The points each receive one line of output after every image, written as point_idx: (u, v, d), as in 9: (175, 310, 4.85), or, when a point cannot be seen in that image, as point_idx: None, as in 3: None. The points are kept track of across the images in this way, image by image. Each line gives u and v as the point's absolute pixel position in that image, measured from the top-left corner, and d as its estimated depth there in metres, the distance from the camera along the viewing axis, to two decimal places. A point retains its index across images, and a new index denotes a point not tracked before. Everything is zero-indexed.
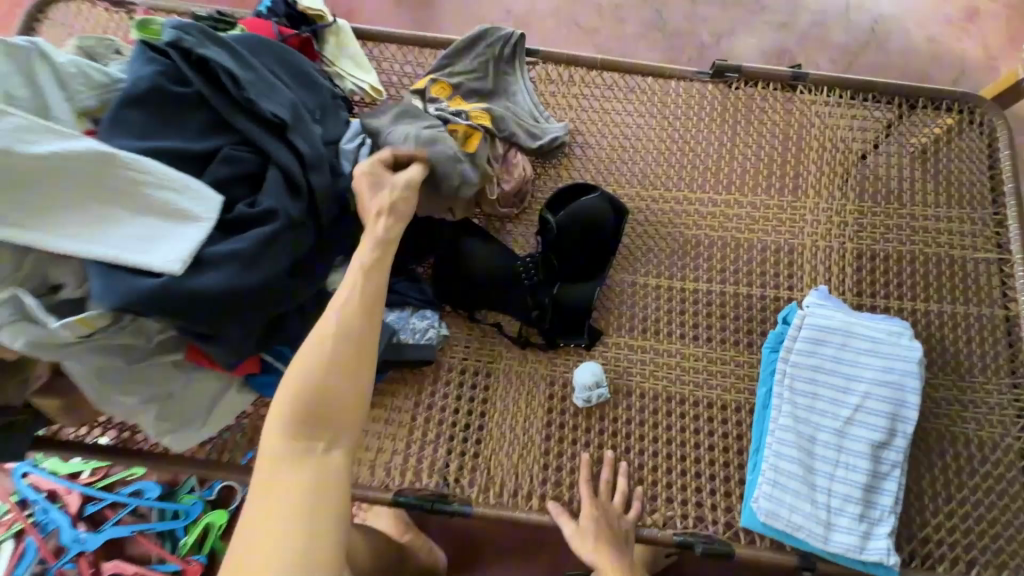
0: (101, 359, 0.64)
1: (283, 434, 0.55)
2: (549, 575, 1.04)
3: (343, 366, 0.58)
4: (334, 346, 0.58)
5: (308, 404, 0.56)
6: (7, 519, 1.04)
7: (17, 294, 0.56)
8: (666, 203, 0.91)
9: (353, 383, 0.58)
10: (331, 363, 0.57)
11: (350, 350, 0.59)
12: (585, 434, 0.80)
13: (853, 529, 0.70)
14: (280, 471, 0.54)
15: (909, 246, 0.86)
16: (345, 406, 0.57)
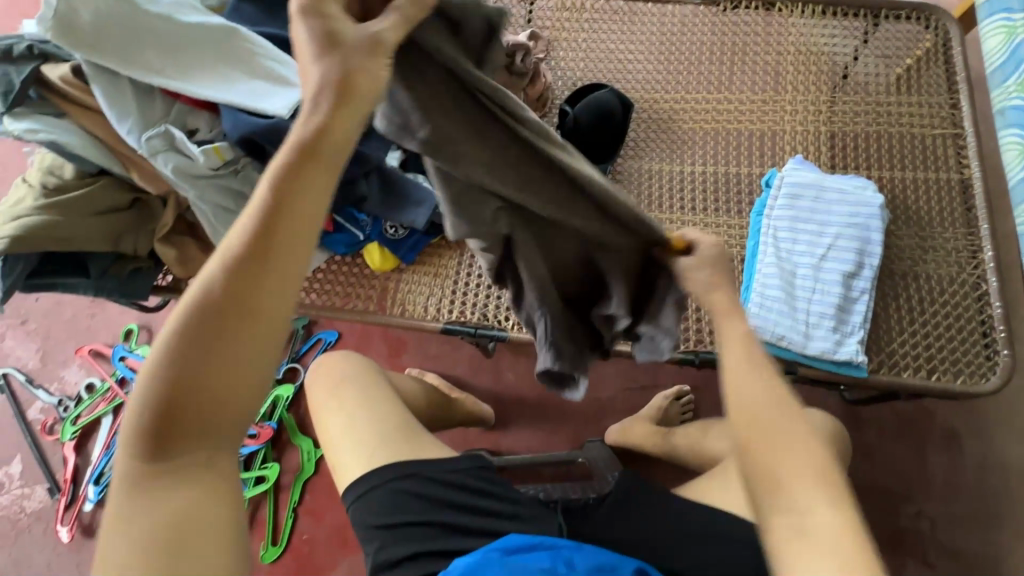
0: (217, 197, 0.79)
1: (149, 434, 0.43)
2: (573, 439, 1.18)
3: (235, 325, 0.43)
4: (230, 297, 0.43)
5: (190, 374, 0.43)
6: (109, 395, 1.22)
7: (169, 128, 0.74)
8: (666, 102, 1.08)
9: (253, 345, 0.44)
10: (221, 320, 0.43)
11: (252, 307, 0.44)
12: None
13: (829, 337, 0.84)
14: (154, 479, 0.43)
15: (875, 127, 1.01)
16: (243, 381, 0.44)
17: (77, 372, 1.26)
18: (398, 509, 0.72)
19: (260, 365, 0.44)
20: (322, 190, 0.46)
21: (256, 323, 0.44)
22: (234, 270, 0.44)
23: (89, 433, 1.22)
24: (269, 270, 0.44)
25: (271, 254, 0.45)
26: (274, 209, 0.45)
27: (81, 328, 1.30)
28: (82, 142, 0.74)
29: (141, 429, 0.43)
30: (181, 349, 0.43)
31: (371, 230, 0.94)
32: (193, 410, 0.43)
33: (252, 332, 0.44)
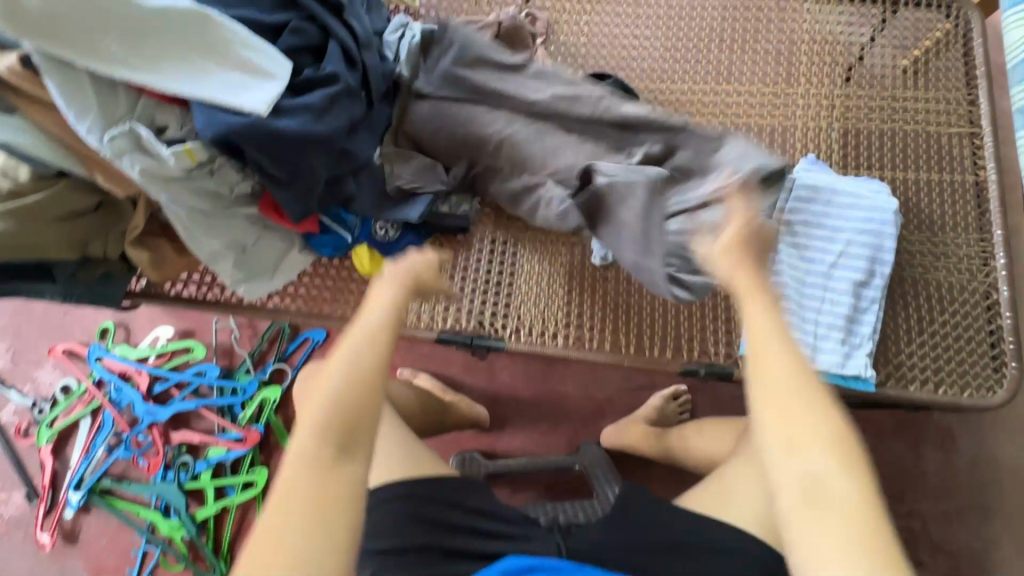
0: (192, 200, 0.75)
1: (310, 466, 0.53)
2: (569, 439, 1.17)
3: (354, 419, 0.56)
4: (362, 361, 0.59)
5: (295, 485, 0.52)
6: (85, 397, 1.17)
7: (134, 125, 0.67)
8: (672, 93, 1.01)
9: (366, 391, 0.58)
10: (346, 412, 0.56)
11: (355, 395, 0.57)
12: (602, 286, 0.92)
13: (836, 350, 0.81)
14: (293, 508, 0.51)
15: (891, 123, 0.96)
16: (353, 424, 0.56)
17: (51, 372, 1.20)
18: (389, 530, 0.68)
19: (359, 452, 0.55)
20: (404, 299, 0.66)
21: (365, 417, 0.56)
22: (341, 370, 0.58)
23: (67, 436, 1.17)
24: (366, 360, 0.59)
25: (369, 352, 0.60)
26: (381, 324, 0.62)
27: (53, 325, 1.23)
28: (37, 142, 0.68)
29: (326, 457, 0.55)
30: (304, 453, 0.54)
31: (360, 231, 0.90)
32: (305, 510, 0.52)
33: (361, 422, 0.56)
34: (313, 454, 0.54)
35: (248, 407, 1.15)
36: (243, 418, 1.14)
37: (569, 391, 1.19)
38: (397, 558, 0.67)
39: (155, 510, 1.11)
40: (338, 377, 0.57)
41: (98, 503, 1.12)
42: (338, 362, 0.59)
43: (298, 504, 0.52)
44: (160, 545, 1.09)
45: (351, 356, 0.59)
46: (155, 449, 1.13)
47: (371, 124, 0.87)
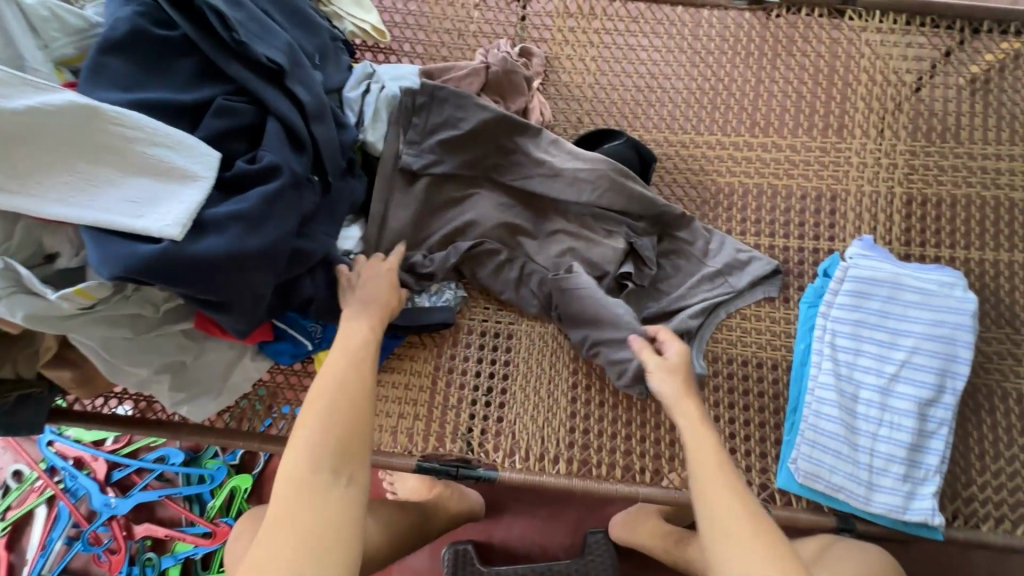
0: (104, 331, 0.61)
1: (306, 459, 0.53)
2: (574, 530, 1.04)
3: (345, 424, 0.56)
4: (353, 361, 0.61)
5: (289, 479, 0.51)
6: (39, 485, 1.06)
7: (10, 264, 0.52)
8: (697, 148, 0.84)
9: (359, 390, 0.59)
10: (336, 421, 0.56)
11: (343, 405, 0.57)
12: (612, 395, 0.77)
13: (896, 489, 0.67)
14: (301, 498, 0.51)
15: (966, 187, 0.78)
16: (349, 422, 0.56)
17: (1, 455, 1.09)
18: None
19: (355, 458, 0.55)
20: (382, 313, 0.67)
21: (358, 427, 0.56)
22: (329, 384, 0.58)
23: (22, 527, 1.06)
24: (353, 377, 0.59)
25: (354, 372, 0.60)
26: (364, 344, 0.63)
27: None
28: None
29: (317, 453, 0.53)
30: (302, 466, 0.52)
31: (324, 336, 0.75)
32: (303, 514, 0.49)
33: (353, 433, 0.56)
34: (308, 462, 0.52)
35: (217, 496, 1.04)
36: (212, 509, 1.03)
37: None
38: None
39: None
40: (325, 395, 0.57)
41: None
42: (327, 377, 0.59)
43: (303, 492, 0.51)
44: None
45: (337, 372, 0.59)
46: (117, 545, 1.02)
47: (330, 210, 0.71)
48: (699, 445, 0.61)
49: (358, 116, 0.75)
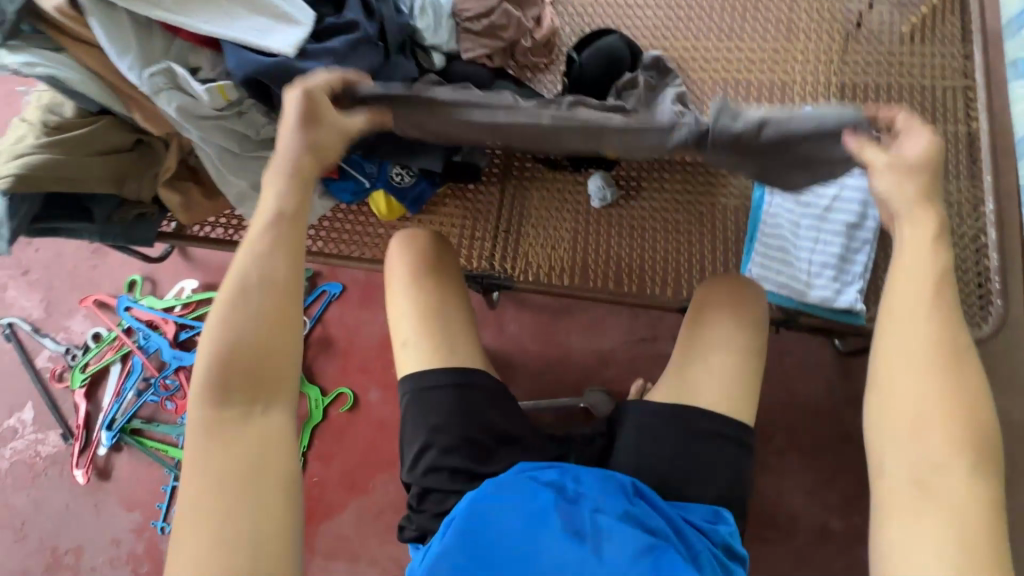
0: (221, 138, 0.80)
1: (208, 382, 0.53)
2: (575, 390, 1.21)
3: (254, 351, 0.54)
4: (244, 284, 0.55)
5: (194, 456, 0.52)
6: (115, 343, 1.24)
7: (171, 65, 0.73)
8: (676, 50, 1.05)
9: (270, 330, 0.55)
10: (239, 359, 0.54)
11: (246, 331, 0.54)
12: (605, 233, 0.98)
13: (828, 287, 0.86)
14: (222, 429, 0.53)
15: (887, 77, 1.00)
16: (260, 350, 0.54)
17: (83, 321, 1.27)
18: (438, 413, 0.73)
19: (273, 390, 0.55)
20: (287, 261, 0.56)
21: (275, 337, 0.55)
22: (242, 310, 0.54)
23: (98, 381, 1.24)
24: (269, 297, 0.55)
25: (268, 291, 0.55)
26: (274, 267, 0.56)
27: (84, 279, 1.30)
28: (83, 79, 0.73)
29: (213, 378, 0.53)
30: (204, 408, 0.53)
31: (377, 178, 0.92)
32: (230, 455, 0.52)
33: (275, 360, 0.55)
34: (204, 401, 0.53)
35: None
36: None
37: (574, 344, 1.23)
38: (438, 449, 0.71)
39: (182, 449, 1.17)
40: (235, 326, 0.54)
41: (129, 441, 1.19)
42: (229, 326, 0.54)
43: (227, 414, 0.53)
44: None
45: (238, 318, 0.54)
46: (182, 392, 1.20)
47: None
48: (909, 291, 0.54)
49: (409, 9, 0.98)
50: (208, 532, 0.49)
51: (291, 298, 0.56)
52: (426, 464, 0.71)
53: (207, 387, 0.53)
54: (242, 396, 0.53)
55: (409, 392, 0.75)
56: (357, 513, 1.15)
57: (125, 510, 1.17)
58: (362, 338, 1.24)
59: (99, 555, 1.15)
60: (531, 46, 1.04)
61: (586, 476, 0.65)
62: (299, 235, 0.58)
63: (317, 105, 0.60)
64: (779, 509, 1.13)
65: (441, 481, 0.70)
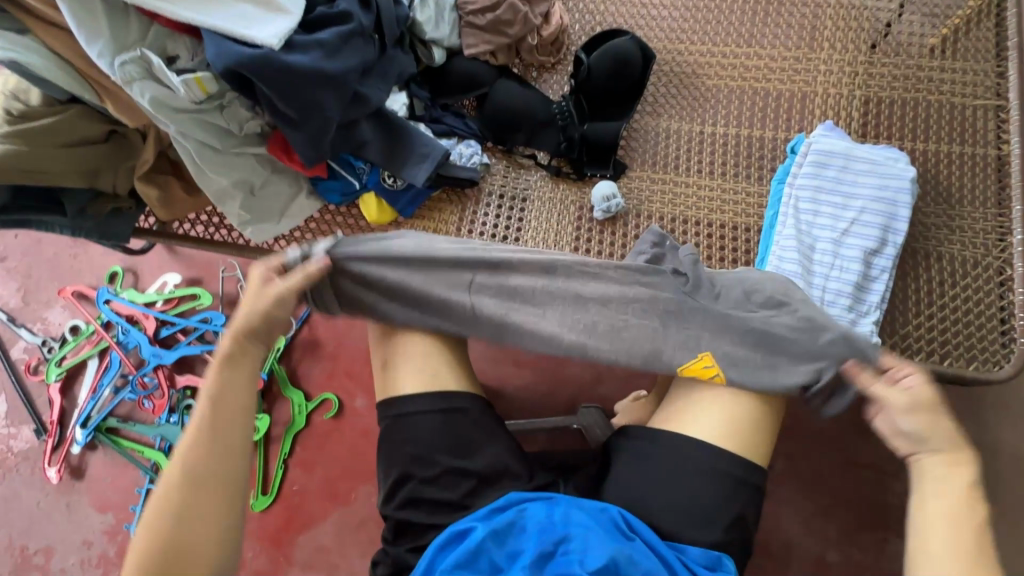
0: (199, 132, 0.75)
1: None
2: (570, 406, 1.15)
3: (191, 553, 0.52)
4: (179, 476, 0.54)
5: None
6: (94, 338, 1.19)
7: (145, 53, 0.68)
8: (691, 54, 0.99)
9: (205, 505, 0.54)
10: (168, 550, 0.52)
11: (189, 533, 0.53)
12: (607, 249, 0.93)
13: (843, 316, 0.81)
14: None
15: (914, 93, 0.94)
16: (205, 506, 0.54)
17: (61, 312, 1.23)
18: (415, 440, 0.63)
19: (198, 572, 0.52)
20: (251, 385, 0.61)
21: (205, 547, 0.53)
22: (197, 510, 0.54)
23: (75, 375, 1.19)
24: (213, 460, 0.56)
25: (217, 449, 0.56)
26: (199, 457, 0.56)
27: (64, 268, 1.25)
28: (48, 64, 0.67)
29: (145, 560, 0.51)
30: None
31: (369, 178, 0.88)
32: None
33: (197, 555, 0.52)
34: (142, 559, 0.51)
35: None
36: None
37: (569, 356, 1.18)
38: (418, 480, 0.62)
39: (159, 451, 1.13)
40: (160, 532, 0.52)
41: (104, 440, 1.14)
42: (170, 482, 0.54)
43: None
44: None
45: (199, 447, 0.56)
46: (160, 392, 1.15)
47: (383, 69, 0.85)
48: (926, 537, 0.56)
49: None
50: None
51: (248, 418, 0.59)
52: (402, 497, 0.62)
53: (140, 568, 0.51)
54: (175, 545, 0.52)
55: (390, 416, 0.66)
56: (338, 522, 1.11)
57: (98, 511, 1.13)
58: (351, 342, 1.19)
59: (69, 556, 1.11)
60: (537, 44, 0.98)
61: (577, 516, 0.57)
62: (232, 420, 0.58)
63: (206, 456, 0.56)
64: (775, 538, 1.08)
65: (420, 514, 0.61)
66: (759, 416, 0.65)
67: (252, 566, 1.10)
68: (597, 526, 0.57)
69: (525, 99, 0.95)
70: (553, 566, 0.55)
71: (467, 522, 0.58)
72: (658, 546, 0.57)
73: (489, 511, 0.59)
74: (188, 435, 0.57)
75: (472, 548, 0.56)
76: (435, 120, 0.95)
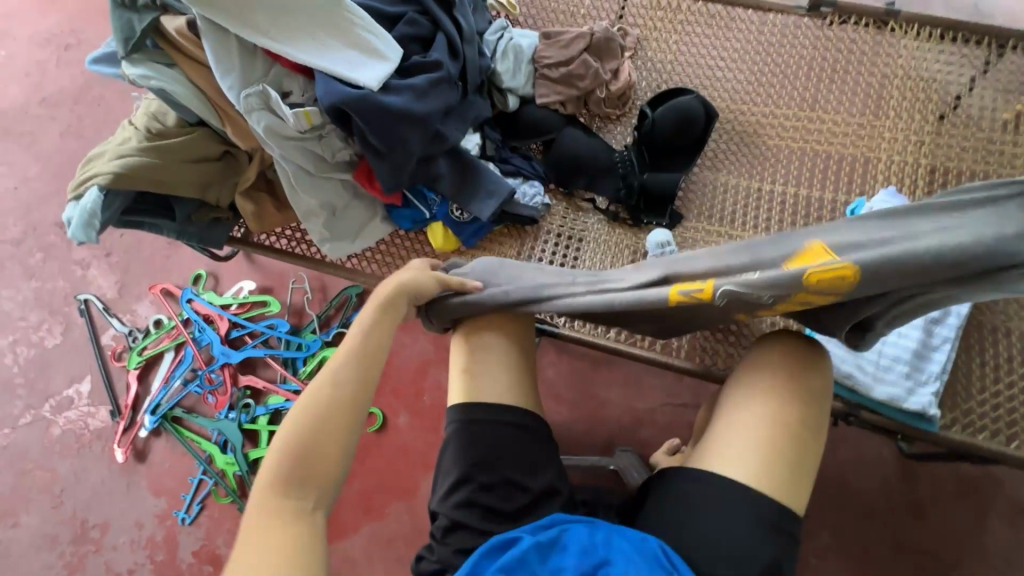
0: (298, 156, 0.84)
1: (262, 488, 0.54)
2: (606, 447, 1.15)
3: (319, 460, 0.56)
4: (327, 392, 0.59)
5: (257, 533, 0.51)
6: (173, 332, 1.30)
7: (266, 88, 0.78)
8: (754, 114, 1.03)
9: (345, 432, 0.58)
10: (308, 455, 0.56)
11: (320, 445, 0.57)
12: None
13: (899, 383, 0.79)
14: (272, 515, 0.52)
15: (983, 166, 0.93)
16: (340, 436, 0.58)
17: (148, 306, 1.36)
18: (482, 446, 0.64)
19: (320, 480, 0.56)
20: (389, 330, 0.65)
21: (335, 465, 0.57)
22: (334, 429, 0.58)
23: (152, 365, 1.30)
24: (348, 386, 0.60)
25: (353, 377, 0.61)
26: (344, 381, 0.60)
27: (156, 267, 1.39)
28: (186, 92, 0.80)
29: (284, 457, 0.55)
30: (258, 493, 0.54)
31: (439, 209, 0.96)
32: (270, 532, 0.51)
33: (324, 468, 0.56)
34: (281, 458, 0.55)
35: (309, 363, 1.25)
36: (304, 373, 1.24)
37: (610, 397, 1.19)
38: (476, 484, 0.63)
39: (214, 444, 1.21)
40: (296, 435, 0.56)
41: (168, 428, 1.23)
42: (315, 391, 0.59)
43: (287, 505, 0.53)
44: (214, 476, 1.18)
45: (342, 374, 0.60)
46: (224, 388, 1.24)
47: (462, 112, 0.94)
48: None
49: (492, 52, 1.01)
50: (272, 555, 0.49)
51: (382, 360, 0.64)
52: (459, 498, 0.63)
53: (278, 464, 0.55)
54: (312, 453, 0.56)
55: (458, 422, 0.67)
56: (369, 537, 1.14)
57: (153, 495, 1.21)
58: (399, 361, 1.25)
59: (122, 535, 1.19)
60: (605, 96, 1.05)
61: (620, 539, 0.57)
62: (371, 361, 0.62)
63: (348, 386, 0.60)
64: None
65: (473, 519, 0.62)
66: (803, 452, 0.62)
67: None
68: (639, 552, 0.55)
69: (589, 146, 1.01)
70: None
71: (515, 532, 0.58)
72: None
73: (537, 526, 0.59)
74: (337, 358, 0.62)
75: (519, 554, 0.55)
76: (503, 160, 1.02)
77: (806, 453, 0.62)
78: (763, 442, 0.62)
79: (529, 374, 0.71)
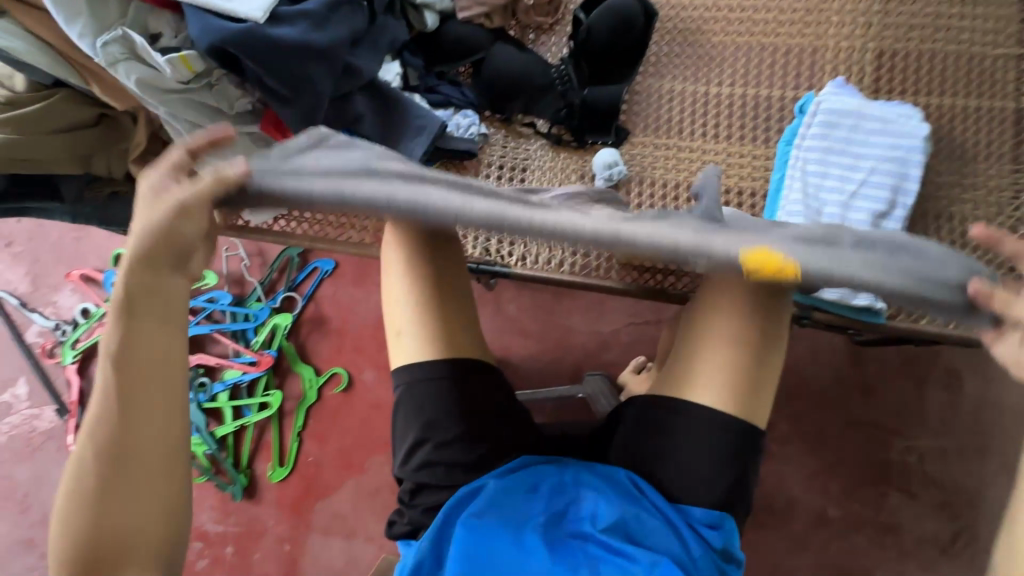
0: (190, 114, 0.73)
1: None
2: (576, 373, 1.16)
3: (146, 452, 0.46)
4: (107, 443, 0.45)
5: None
6: (105, 320, 1.21)
7: (127, 33, 0.66)
8: (694, 9, 0.95)
9: (147, 490, 0.46)
10: (103, 535, 0.45)
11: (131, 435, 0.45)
12: None
13: (849, 282, 0.80)
14: None
15: (932, 43, 0.88)
16: (145, 493, 0.46)
17: (70, 296, 1.24)
18: (434, 406, 0.62)
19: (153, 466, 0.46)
20: (165, 328, 0.46)
21: (146, 536, 0.46)
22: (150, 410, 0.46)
23: (90, 356, 1.22)
24: (139, 434, 0.45)
25: (141, 421, 0.45)
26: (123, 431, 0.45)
27: (70, 252, 1.27)
28: (29, 48, 0.66)
29: (76, 544, 0.45)
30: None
31: None
32: None
33: (138, 546, 0.46)
34: (72, 543, 0.45)
35: (260, 333, 1.20)
36: (256, 343, 1.19)
37: (575, 325, 1.18)
38: (432, 444, 0.61)
39: None
40: (105, 438, 0.45)
41: None
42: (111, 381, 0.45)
43: None
44: None
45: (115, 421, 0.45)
46: None
47: (373, 38, 0.82)
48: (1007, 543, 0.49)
49: None
50: None
51: (177, 372, 0.47)
52: (417, 461, 0.61)
53: (70, 549, 0.45)
54: (109, 535, 0.45)
55: (402, 385, 0.64)
56: (354, 490, 1.15)
57: None
58: (356, 317, 1.20)
59: None
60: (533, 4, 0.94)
61: (589, 475, 0.57)
62: (155, 393, 0.46)
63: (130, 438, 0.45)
64: (777, 496, 1.10)
65: (434, 479, 0.61)
66: (760, 369, 0.61)
67: (274, 533, 1.15)
68: (609, 485, 0.56)
69: (521, 64, 0.92)
70: (566, 523, 0.56)
71: (479, 482, 0.58)
72: (665, 508, 0.57)
73: (501, 472, 0.58)
74: (113, 331, 0.45)
75: (485, 506, 0.55)
76: (429, 89, 0.92)
77: (763, 372, 0.62)
78: (720, 365, 0.61)
79: (473, 319, 0.68)
